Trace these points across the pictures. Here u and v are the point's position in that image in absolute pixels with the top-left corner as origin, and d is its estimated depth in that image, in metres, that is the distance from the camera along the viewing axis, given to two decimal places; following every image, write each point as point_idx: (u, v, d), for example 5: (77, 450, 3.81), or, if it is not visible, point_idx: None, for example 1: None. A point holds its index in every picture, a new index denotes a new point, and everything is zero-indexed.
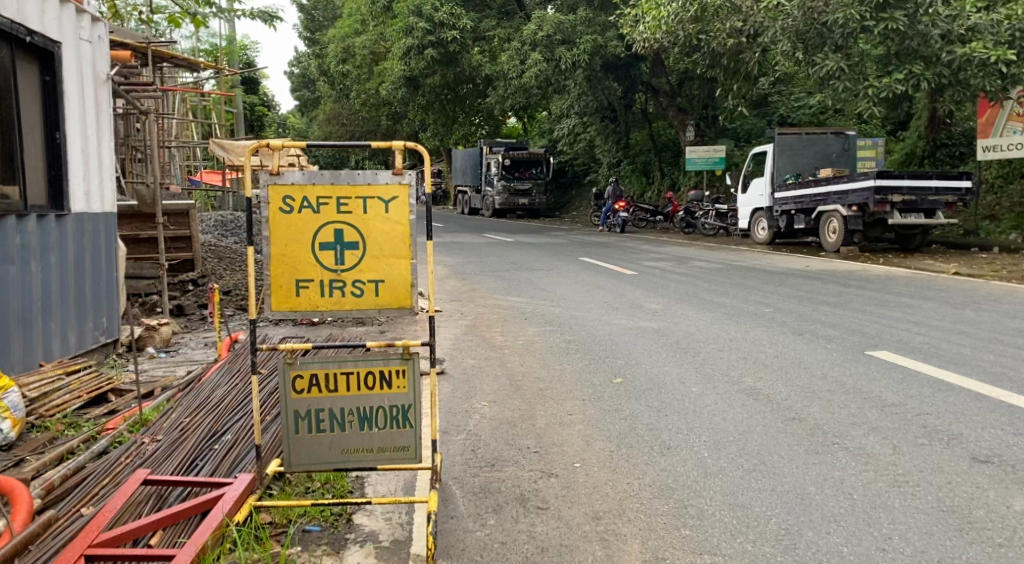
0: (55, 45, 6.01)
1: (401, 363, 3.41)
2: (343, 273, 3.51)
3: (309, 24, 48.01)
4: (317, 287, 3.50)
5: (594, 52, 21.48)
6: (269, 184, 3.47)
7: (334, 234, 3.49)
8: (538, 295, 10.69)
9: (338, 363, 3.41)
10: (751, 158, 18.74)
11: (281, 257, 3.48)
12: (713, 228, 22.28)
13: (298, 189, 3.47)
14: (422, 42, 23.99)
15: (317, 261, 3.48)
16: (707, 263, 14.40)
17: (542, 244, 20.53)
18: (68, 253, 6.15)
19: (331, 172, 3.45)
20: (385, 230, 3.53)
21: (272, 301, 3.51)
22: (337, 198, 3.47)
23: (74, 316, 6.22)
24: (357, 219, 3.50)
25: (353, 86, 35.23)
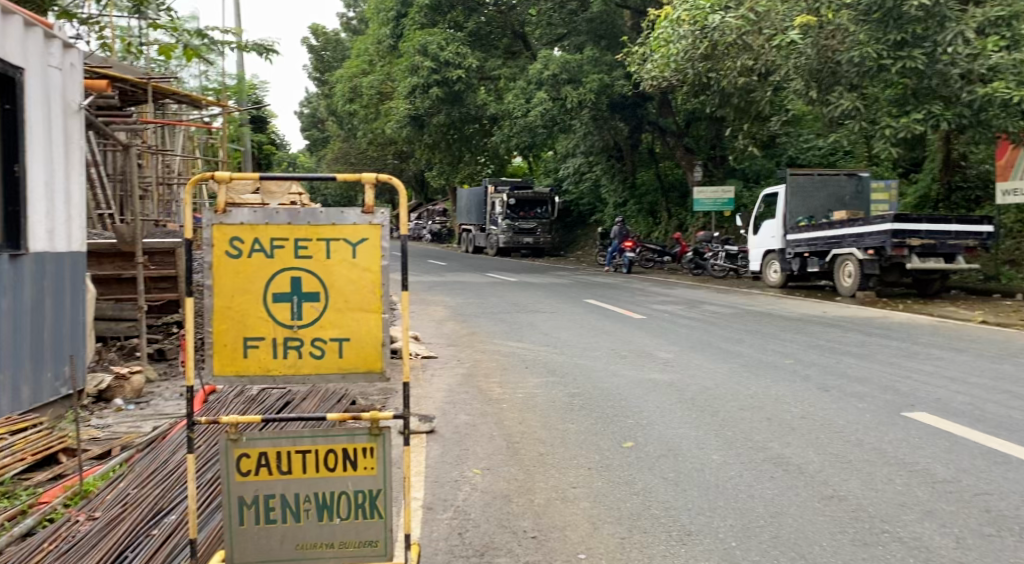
0: (18, 72, 5.53)
1: (368, 441, 3.27)
2: (301, 330, 3.28)
3: (317, 63, 48.10)
4: (269, 346, 3.26)
5: (600, 92, 21.08)
6: (215, 223, 3.23)
7: (290, 285, 3.26)
8: (541, 341, 10.09)
9: (292, 441, 3.26)
10: (762, 199, 18.22)
11: (228, 311, 3.24)
12: (723, 270, 21.71)
13: (248, 231, 3.24)
14: (428, 80, 23.65)
15: (270, 315, 3.25)
16: (718, 307, 13.80)
17: (547, 285, 19.97)
18: (25, 297, 5.60)
19: (287, 212, 3.21)
20: (351, 281, 3.28)
21: (216, 363, 3.26)
22: (295, 240, 3.24)
23: (30, 365, 5.65)
24: (317, 266, 3.26)
25: (359, 124, 34.93)
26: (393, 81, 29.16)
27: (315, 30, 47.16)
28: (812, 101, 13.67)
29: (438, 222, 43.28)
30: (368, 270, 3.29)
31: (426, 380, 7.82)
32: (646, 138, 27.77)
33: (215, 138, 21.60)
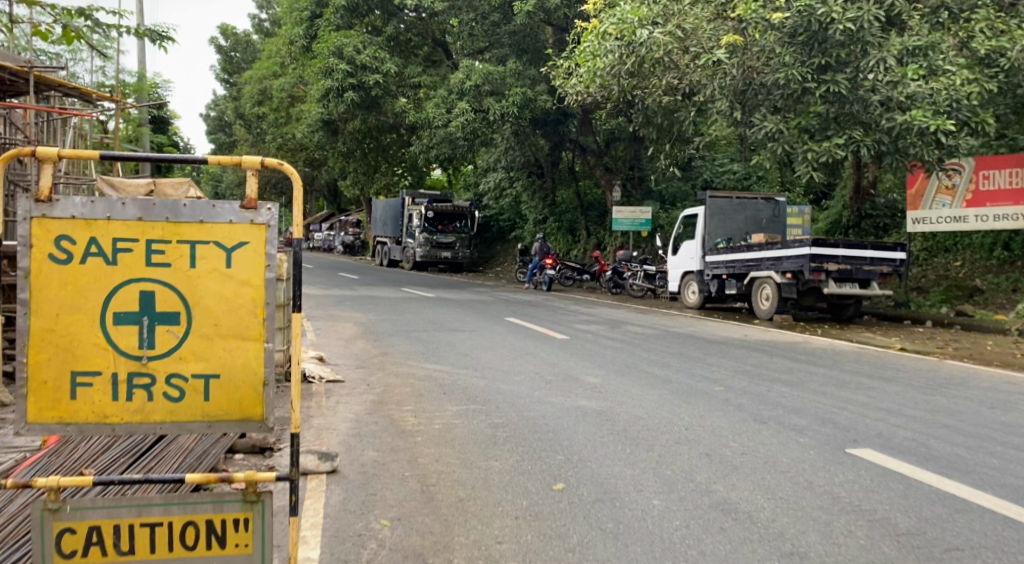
0: None
1: (242, 511, 3.17)
2: (151, 359, 3.17)
3: (230, 67, 46.40)
4: (108, 379, 3.16)
5: (522, 105, 20.62)
6: (38, 216, 3.09)
7: (140, 302, 3.14)
8: (459, 362, 9.50)
9: (143, 513, 3.13)
10: (680, 221, 18.08)
11: (56, 333, 3.13)
12: (641, 290, 21.52)
13: (81, 238, 3.11)
14: (344, 85, 22.82)
15: (111, 343, 3.14)
16: (640, 328, 13.49)
17: (463, 301, 19.35)
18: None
19: (138, 213, 3.12)
20: (217, 301, 3.20)
21: (32, 397, 3.13)
22: (146, 243, 3.13)
23: None
24: (171, 282, 3.16)
25: (270, 130, 33.70)
26: (307, 86, 28.16)
27: (226, 32, 45.54)
28: (736, 121, 13.53)
29: (352, 234, 42.20)
30: (238, 288, 3.22)
31: (333, 406, 7.12)
32: (566, 156, 27.54)
33: (114, 138, 20.23)
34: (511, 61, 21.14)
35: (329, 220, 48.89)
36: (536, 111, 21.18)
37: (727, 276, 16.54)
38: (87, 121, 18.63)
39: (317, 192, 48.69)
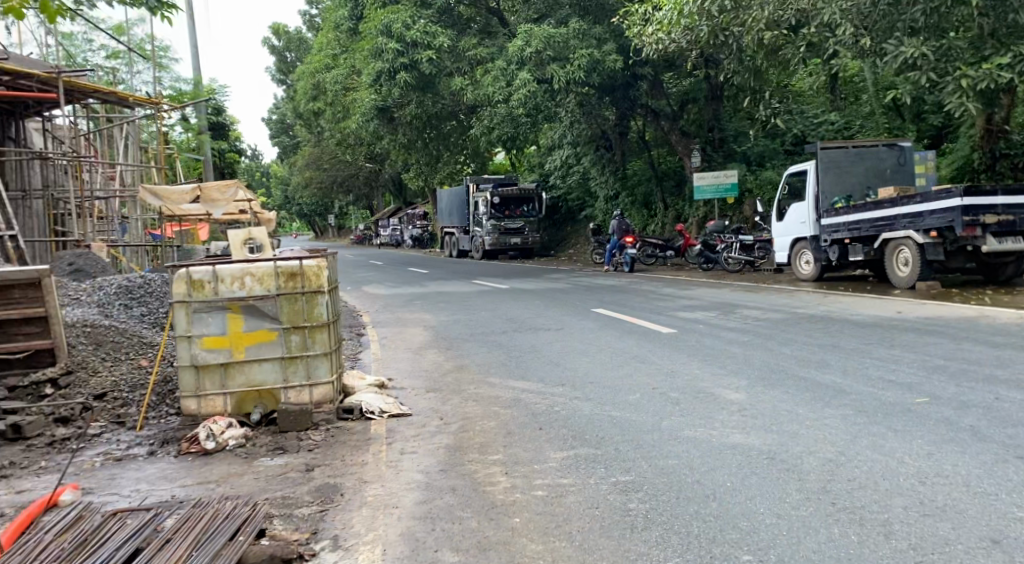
0: None
1: None
2: None
3: (283, 66, 45.38)
4: None
5: (590, 68, 18.53)
6: None
7: None
8: (553, 379, 7.54)
9: None
10: (786, 179, 15.71)
11: None
12: (738, 263, 19.18)
13: None
14: (394, 65, 21.04)
15: None
16: (759, 310, 11.31)
17: (542, 290, 17.44)
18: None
19: None
20: None
21: None
22: None
23: None
24: None
25: (328, 126, 32.33)
26: (358, 75, 26.58)
27: (277, 32, 44.52)
28: (861, 51, 11.20)
29: (418, 227, 40.80)
30: None
31: (392, 463, 5.24)
32: (636, 123, 25.30)
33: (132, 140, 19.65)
34: (574, 20, 18.95)
35: (395, 213, 47.64)
36: (604, 73, 19.06)
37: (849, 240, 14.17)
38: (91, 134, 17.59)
39: (380, 184, 47.52)
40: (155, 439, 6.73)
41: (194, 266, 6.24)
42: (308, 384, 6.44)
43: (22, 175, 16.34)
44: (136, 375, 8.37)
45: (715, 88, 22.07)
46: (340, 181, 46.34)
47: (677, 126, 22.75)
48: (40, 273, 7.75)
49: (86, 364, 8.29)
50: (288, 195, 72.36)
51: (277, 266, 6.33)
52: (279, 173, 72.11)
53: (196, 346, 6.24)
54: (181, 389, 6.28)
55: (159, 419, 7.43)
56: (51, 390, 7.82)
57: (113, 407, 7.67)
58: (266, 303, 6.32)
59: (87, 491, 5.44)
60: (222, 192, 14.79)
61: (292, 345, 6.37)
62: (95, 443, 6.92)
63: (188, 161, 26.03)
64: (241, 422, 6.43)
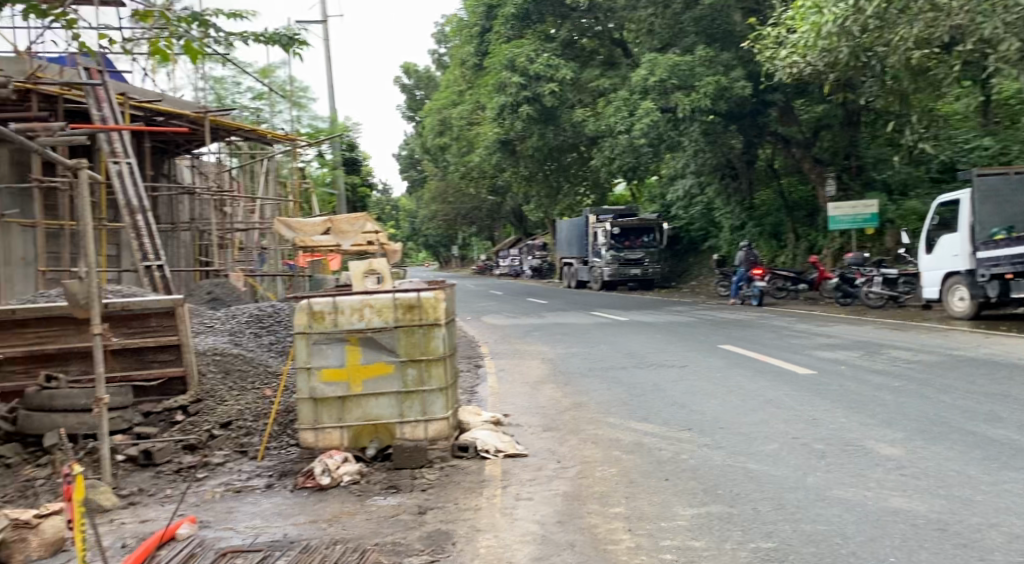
0: None
1: None
2: None
3: (411, 104, 46.65)
4: None
5: (718, 95, 17.96)
6: None
7: None
8: (678, 422, 7.07)
9: None
10: (938, 209, 14.62)
11: None
12: (881, 298, 17.98)
13: None
14: (516, 99, 21.16)
15: None
16: (907, 352, 10.42)
17: (665, 324, 16.85)
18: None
19: None
20: None
21: None
22: None
23: None
24: None
25: (453, 159, 32.81)
26: (483, 108, 26.84)
27: (407, 70, 45.84)
28: None
29: (538, 257, 40.73)
30: None
31: (508, 509, 4.93)
32: (767, 151, 24.39)
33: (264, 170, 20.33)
34: (701, 47, 18.45)
35: (515, 244, 47.83)
36: (733, 100, 18.42)
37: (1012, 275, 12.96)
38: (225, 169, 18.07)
39: (502, 216, 47.89)
40: (274, 470, 6.60)
41: (316, 297, 6.15)
42: (424, 420, 6.21)
43: (170, 208, 17.12)
44: (260, 405, 8.21)
45: (850, 114, 20.91)
46: (463, 214, 46.98)
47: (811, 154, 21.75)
48: (175, 302, 7.67)
49: (214, 392, 8.19)
50: (413, 226, 74.15)
51: (396, 298, 6.17)
52: (406, 205, 74.05)
53: (315, 379, 6.13)
54: (300, 421, 6.17)
55: (279, 450, 7.27)
56: (182, 416, 7.73)
57: (237, 435, 7.54)
58: (384, 336, 6.16)
59: (205, 524, 5.36)
60: (351, 224, 14.98)
61: (409, 379, 6.18)
62: (218, 472, 6.81)
63: (320, 195, 26.89)
64: (357, 457, 6.26)
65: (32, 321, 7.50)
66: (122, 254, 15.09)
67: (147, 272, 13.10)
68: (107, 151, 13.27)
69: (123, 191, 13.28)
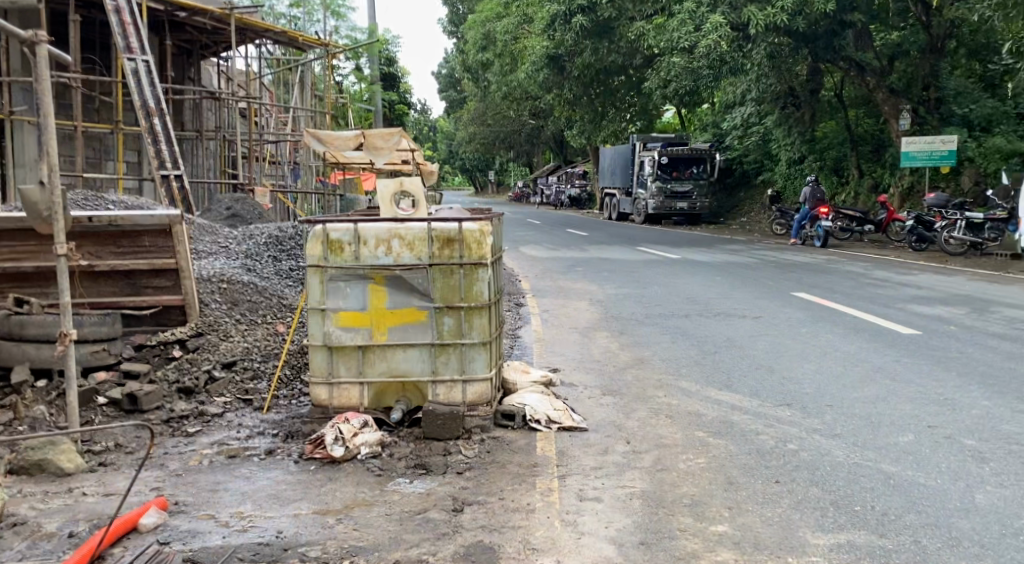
0: None
1: None
2: None
3: (454, 18, 44.62)
4: None
5: (794, 12, 16.23)
6: None
7: None
8: (769, 398, 5.94)
9: None
10: None
11: None
12: (962, 243, 16.83)
13: None
14: (570, 8, 19.71)
15: None
16: (1015, 323, 9.24)
17: (720, 264, 15.52)
18: None
19: None
20: None
21: None
22: None
23: None
24: None
25: (495, 78, 30.99)
26: (531, 22, 25.21)
27: None
28: None
29: (578, 185, 39.15)
30: None
31: (569, 516, 3.96)
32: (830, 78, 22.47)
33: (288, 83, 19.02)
34: None
35: (554, 170, 46.14)
36: (810, 19, 16.65)
37: None
38: (245, 80, 16.74)
39: (542, 141, 46.17)
40: (281, 430, 5.17)
41: (332, 222, 4.90)
42: (462, 380, 5.00)
43: (195, 115, 15.87)
44: (271, 342, 6.66)
45: (933, 40, 19.41)
46: (502, 137, 45.36)
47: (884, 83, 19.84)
48: (172, 219, 6.19)
49: (217, 326, 6.68)
50: (450, 148, 72.50)
51: (431, 228, 4.90)
52: (443, 127, 72.32)
53: (329, 323, 4.92)
54: (311, 373, 4.99)
55: (291, 400, 5.74)
56: (180, 352, 6.26)
57: (241, 379, 6.00)
58: (416, 276, 4.91)
59: (180, 507, 4.04)
60: (384, 140, 13.23)
61: (444, 329, 4.95)
62: (214, 426, 5.30)
63: (356, 110, 25.50)
64: (380, 422, 5.06)
65: (7, 234, 6.21)
66: (140, 163, 13.88)
67: (164, 181, 11.92)
68: (121, 46, 11.98)
69: (138, 92, 12.01)
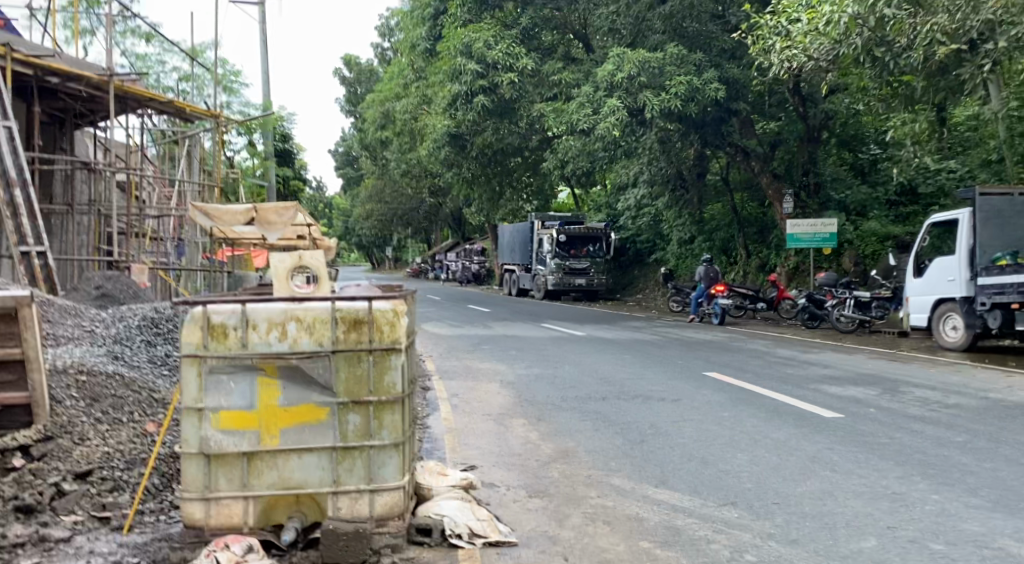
0: None
1: None
2: None
3: (351, 96, 44.39)
4: None
5: (688, 98, 16.47)
6: None
7: None
8: (710, 496, 5.37)
9: None
10: (928, 230, 14.10)
11: None
12: (851, 321, 16.91)
13: None
14: (472, 88, 19.17)
15: None
16: (930, 404, 9.11)
17: (626, 342, 15.17)
18: None
19: None
20: None
21: None
22: None
23: None
24: None
25: (393, 156, 30.58)
26: (430, 102, 25.03)
27: (347, 60, 43.50)
28: None
29: (475, 263, 38.78)
30: None
31: None
32: (717, 162, 22.99)
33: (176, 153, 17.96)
34: (673, 43, 16.96)
35: (452, 248, 45.74)
36: (704, 105, 16.95)
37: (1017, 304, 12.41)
38: (124, 151, 15.60)
39: (440, 219, 45.83)
40: (143, 558, 4.23)
41: (214, 303, 4.10)
42: (370, 489, 4.20)
43: (66, 186, 14.58)
44: (139, 444, 5.66)
45: (812, 131, 19.71)
46: (399, 215, 44.84)
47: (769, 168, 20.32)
48: (19, 302, 5.09)
49: (72, 427, 5.63)
50: (344, 226, 71.46)
51: (335, 308, 4.16)
52: (338, 204, 71.28)
53: (208, 425, 4.08)
54: (184, 488, 4.10)
55: (158, 517, 4.80)
56: (21, 462, 5.20)
57: (97, 492, 5.02)
58: (316, 365, 4.13)
59: None
60: (280, 215, 12.19)
61: (348, 429, 4.17)
62: (57, 555, 4.28)
63: (247, 185, 24.47)
64: (269, 544, 4.20)
65: None
66: None
67: (23, 258, 10.72)
68: None
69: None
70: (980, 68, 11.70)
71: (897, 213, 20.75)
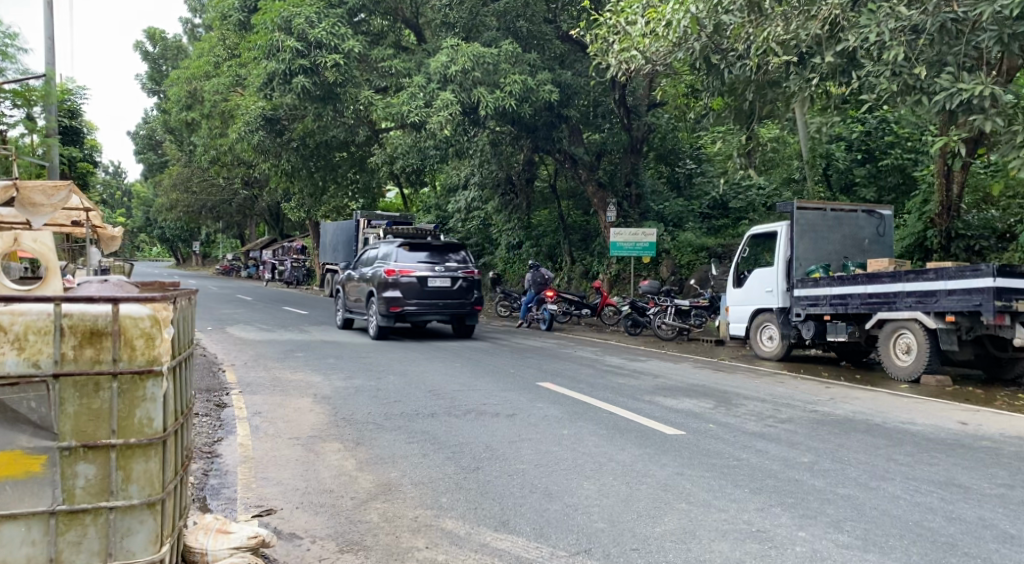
0: None
1: None
2: None
3: (155, 74, 40.85)
4: None
5: (522, 98, 15.78)
6: None
7: None
8: (558, 543, 4.58)
9: None
10: (746, 243, 14.11)
11: None
12: (674, 330, 16.87)
13: None
14: (290, 68, 17.16)
15: None
16: (765, 418, 8.77)
17: (452, 349, 14.23)
18: None
19: None
20: None
21: None
22: None
23: None
24: None
25: (201, 141, 28.10)
26: (243, 83, 23.00)
27: (151, 35, 39.83)
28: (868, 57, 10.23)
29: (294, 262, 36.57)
30: None
31: None
32: (547, 167, 22.62)
33: None
34: (505, 40, 16.26)
35: (268, 246, 43.12)
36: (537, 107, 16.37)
37: (829, 316, 12.52)
38: None
39: (256, 213, 43.11)
40: None
41: None
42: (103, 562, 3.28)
43: None
44: None
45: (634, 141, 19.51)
46: (209, 207, 41.65)
47: (594, 177, 19.92)
48: None
49: None
50: (149, 217, 66.16)
51: (60, 315, 3.19)
52: (141, 192, 65.71)
53: None
54: None
55: None
56: None
57: None
58: (27, 397, 3.16)
59: None
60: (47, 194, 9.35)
61: (76, 485, 3.24)
62: None
63: (25, 165, 21.41)
64: None
65: None
66: None
67: None
68: None
69: None
70: (807, 82, 11.33)
71: (710, 225, 21.13)
